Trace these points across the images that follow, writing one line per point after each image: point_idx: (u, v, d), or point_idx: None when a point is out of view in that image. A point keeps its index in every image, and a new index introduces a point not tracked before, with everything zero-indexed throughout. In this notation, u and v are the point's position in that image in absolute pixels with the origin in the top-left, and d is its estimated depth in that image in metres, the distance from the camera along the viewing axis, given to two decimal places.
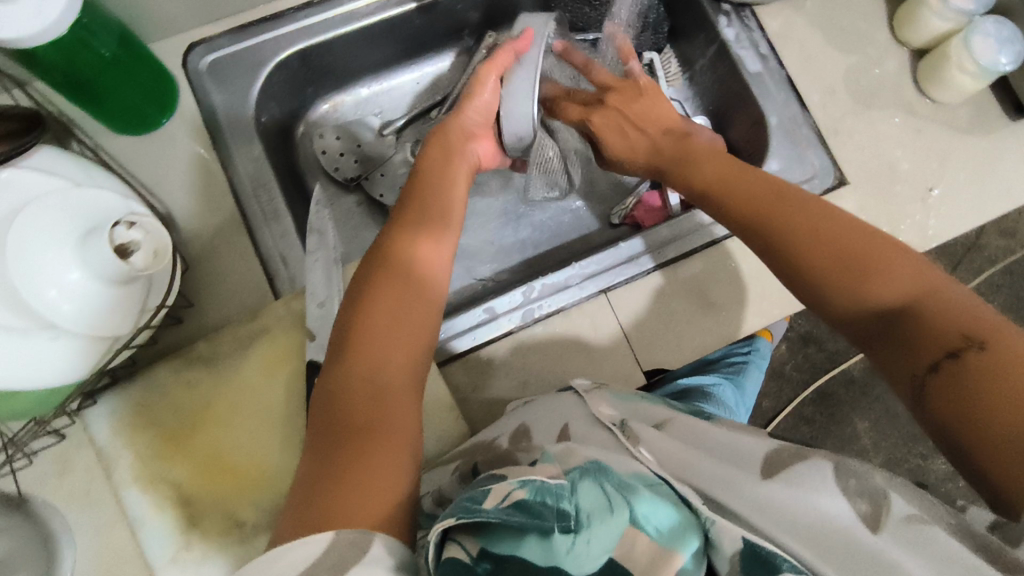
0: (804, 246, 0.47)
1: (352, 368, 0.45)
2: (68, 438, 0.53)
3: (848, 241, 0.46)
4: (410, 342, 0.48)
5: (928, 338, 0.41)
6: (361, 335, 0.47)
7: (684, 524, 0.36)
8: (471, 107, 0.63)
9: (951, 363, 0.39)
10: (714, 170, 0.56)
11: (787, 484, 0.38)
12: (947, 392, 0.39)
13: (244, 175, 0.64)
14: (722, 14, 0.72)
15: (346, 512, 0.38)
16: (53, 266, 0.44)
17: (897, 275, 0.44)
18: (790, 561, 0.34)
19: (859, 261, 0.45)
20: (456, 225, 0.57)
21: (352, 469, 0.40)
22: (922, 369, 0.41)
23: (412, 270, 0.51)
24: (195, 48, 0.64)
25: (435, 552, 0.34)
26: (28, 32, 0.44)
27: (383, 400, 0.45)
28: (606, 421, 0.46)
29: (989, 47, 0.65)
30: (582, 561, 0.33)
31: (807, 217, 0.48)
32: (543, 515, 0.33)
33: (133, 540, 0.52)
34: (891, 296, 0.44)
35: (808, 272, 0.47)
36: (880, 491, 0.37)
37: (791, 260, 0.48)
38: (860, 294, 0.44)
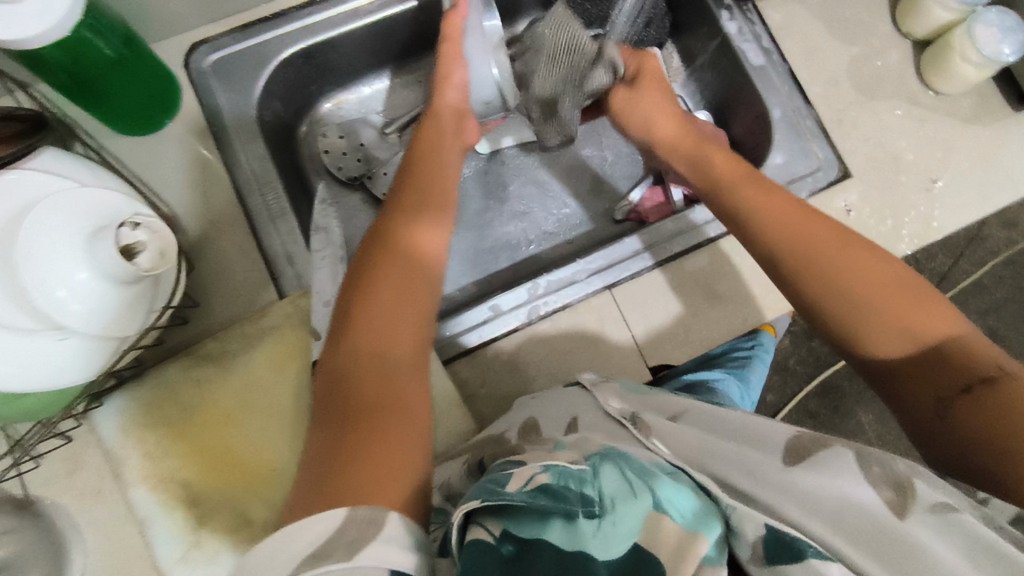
0: (836, 268, 0.47)
1: (356, 349, 0.45)
2: (76, 440, 0.53)
3: (884, 277, 0.46)
4: (413, 321, 0.48)
5: (957, 365, 0.43)
6: (362, 314, 0.47)
7: (703, 513, 0.35)
8: (451, 89, 0.65)
9: (985, 387, 0.41)
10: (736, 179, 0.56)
11: (811, 468, 0.38)
12: (974, 413, 0.41)
13: (248, 172, 0.64)
14: (724, 8, 0.72)
15: (359, 490, 0.38)
16: (61, 267, 0.44)
17: (934, 313, 0.44)
18: (814, 547, 0.34)
19: (900, 297, 0.45)
20: (452, 206, 0.59)
21: (363, 445, 0.40)
22: (950, 394, 0.42)
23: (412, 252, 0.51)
24: (199, 47, 0.64)
25: (458, 537, 0.34)
26: (32, 32, 0.44)
27: (390, 377, 0.45)
28: (616, 413, 0.46)
29: (993, 37, 0.65)
30: (610, 544, 0.33)
31: (841, 245, 0.48)
32: (566, 498, 0.34)
33: (142, 541, 0.52)
34: (929, 331, 0.44)
35: (847, 304, 0.46)
36: (905, 480, 0.36)
37: (829, 291, 0.47)
38: (890, 319, 0.45)
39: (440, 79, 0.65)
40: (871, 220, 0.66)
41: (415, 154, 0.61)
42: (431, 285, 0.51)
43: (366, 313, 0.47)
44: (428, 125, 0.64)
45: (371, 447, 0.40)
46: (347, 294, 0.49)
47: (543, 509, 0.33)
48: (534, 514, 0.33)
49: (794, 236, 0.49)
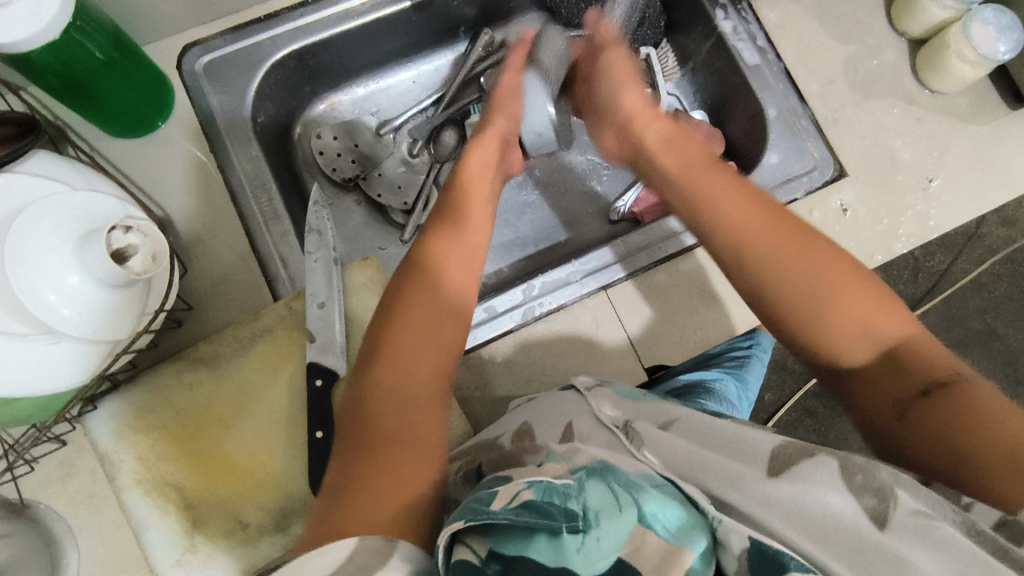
0: (802, 277, 0.46)
1: (375, 384, 0.45)
2: (69, 443, 0.53)
3: (835, 277, 0.46)
4: (439, 360, 0.48)
5: (917, 370, 0.43)
6: (390, 347, 0.47)
7: (692, 523, 0.36)
8: (503, 117, 0.63)
9: (942, 391, 0.41)
10: (704, 178, 0.54)
11: (791, 482, 0.38)
12: (934, 413, 0.41)
13: (243, 175, 0.63)
14: (719, 6, 0.72)
15: (366, 518, 0.38)
16: (52, 271, 0.44)
17: (882, 313, 0.45)
18: (797, 560, 0.33)
19: (852, 296, 0.45)
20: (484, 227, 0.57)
21: (377, 476, 0.41)
22: (907, 396, 0.42)
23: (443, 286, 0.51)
24: (191, 48, 0.64)
25: (443, 559, 0.34)
26: (23, 35, 0.44)
27: (408, 410, 0.45)
28: (609, 422, 0.46)
29: (989, 35, 0.65)
30: (592, 560, 0.33)
31: (795, 247, 0.47)
32: (550, 514, 0.33)
33: (137, 545, 0.52)
34: (879, 331, 0.44)
35: (803, 305, 0.45)
36: (887, 487, 0.36)
37: (785, 294, 0.46)
38: (856, 326, 0.44)
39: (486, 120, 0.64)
40: (866, 220, 0.66)
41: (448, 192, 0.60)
42: (460, 319, 0.50)
43: (391, 346, 0.47)
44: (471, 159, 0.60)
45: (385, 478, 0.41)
46: (375, 328, 0.49)
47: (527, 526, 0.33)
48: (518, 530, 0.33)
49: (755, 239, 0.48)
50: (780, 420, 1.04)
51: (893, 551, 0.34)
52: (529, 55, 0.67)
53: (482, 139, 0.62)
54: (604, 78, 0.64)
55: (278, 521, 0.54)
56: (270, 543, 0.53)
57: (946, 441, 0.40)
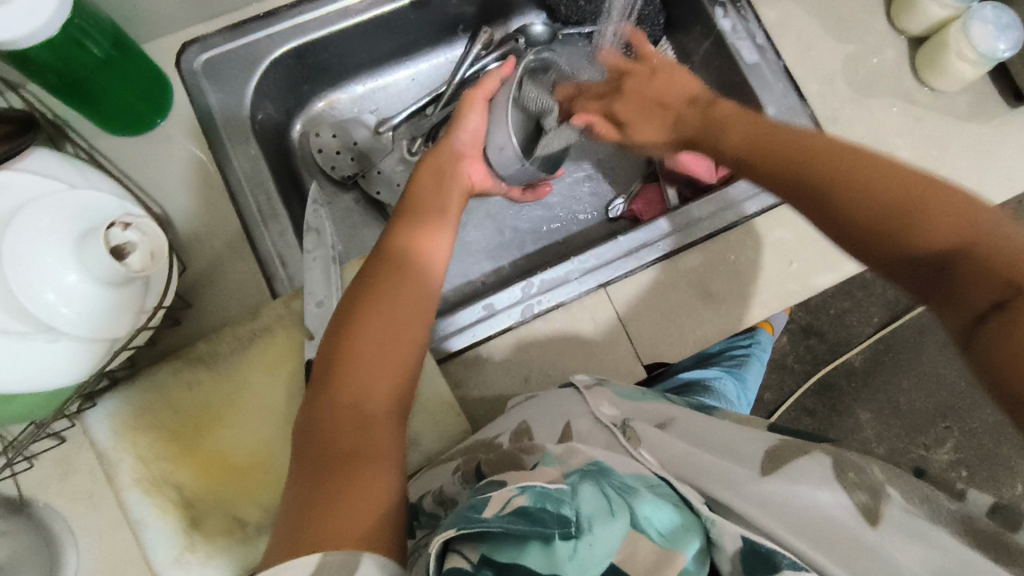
0: (847, 198, 0.45)
1: (335, 393, 0.46)
2: (69, 441, 0.53)
3: (906, 192, 0.44)
4: (400, 365, 0.48)
5: (977, 283, 0.39)
6: (346, 361, 0.47)
7: (685, 525, 0.36)
8: (461, 133, 0.62)
9: (998, 313, 0.38)
10: (743, 132, 0.54)
11: (786, 478, 0.39)
12: (989, 341, 0.38)
13: (241, 175, 0.63)
14: (718, 5, 0.72)
15: (330, 533, 0.38)
16: (50, 269, 0.44)
17: (947, 220, 0.42)
18: (789, 558, 0.34)
19: (913, 207, 0.43)
20: (450, 231, 0.57)
21: (341, 492, 0.41)
22: (976, 312, 0.39)
23: (405, 283, 0.51)
24: (189, 46, 0.64)
25: (436, 565, 0.34)
26: (21, 34, 0.44)
27: (370, 421, 0.45)
28: (607, 421, 0.47)
29: (989, 34, 0.65)
30: (586, 565, 0.33)
31: (858, 170, 0.46)
32: (543, 521, 0.33)
33: (135, 544, 0.52)
34: (947, 236, 0.41)
35: (863, 231, 0.45)
36: (879, 486, 0.38)
37: (845, 226, 0.46)
38: (905, 241, 0.43)
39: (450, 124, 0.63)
40: None
41: (419, 168, 0.61)
42: (425, 321, 0.50)
43: (351, 350, 0.47)
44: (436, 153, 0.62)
45: (345, 487, 0.41)
46: (331, 340, 0.48)
47: (520, 534, 0.33)
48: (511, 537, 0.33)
49: (804, 181, 0.48)
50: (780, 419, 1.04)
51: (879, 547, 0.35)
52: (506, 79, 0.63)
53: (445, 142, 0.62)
54: (637, 118, 0.64)
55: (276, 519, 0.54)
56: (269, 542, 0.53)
57: (993, 374, 0.37)
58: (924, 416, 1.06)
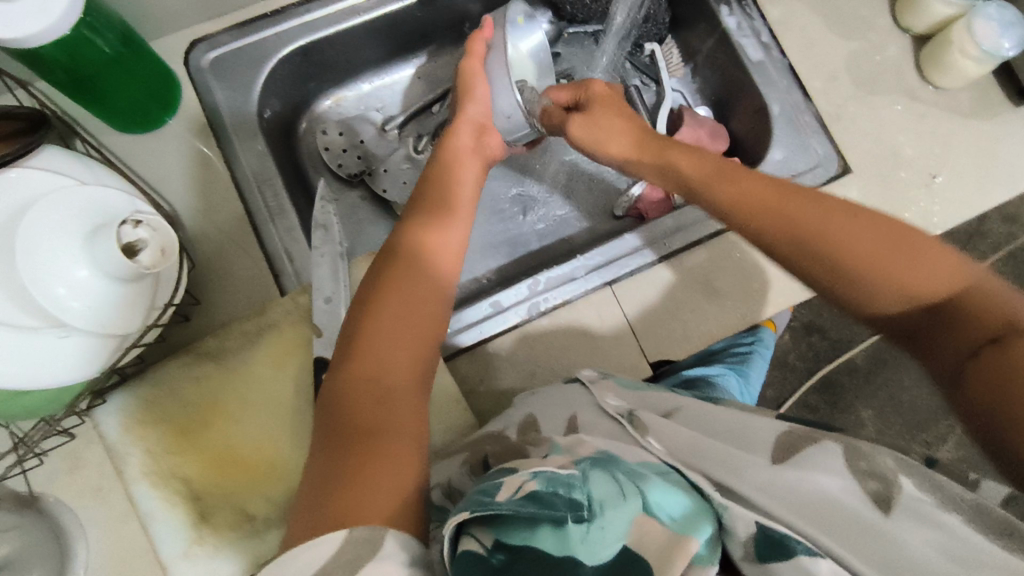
0: (837, 245, 0.44)
1: (351, 373, 0.46)
2: (78, 436, 0.54)
3: (892, 248, 0.44)
4: (417, 349, 0.49)
5: (974, 325, 0.41)
6: (368, 335, 0.48)
7: (697, 510, 0.36)
8: (474, 104, 0.63)
9: (993, 350, 0.40)
10: (710, 166, 0.52)
11: (797, 467, 0.39)
12: (981, 375, 0.40)
13: (248, 171, 0.64)
14: (723, 3, 0.72)
15: (355, 510, 0.39)
16: (63, 264, 0.44)
17: (936, 268, 0.43)
18: (803, 543, 0.35)
19: (902, 257, 0.43)
20: (466, 216, 0.58)
21: (365, 467, 0.41)
22: (966, 353, 0.41)
23: (416, 271, 0.52)
24: (198, 44, 0.64)
25: (449, 548, 0.35)
26: (29, 32, 0.44)
27: (389, 399, 0.46)
28: (613, 411, 0.47)
29: (992, 32, 0.65)
30: (597, 549, 0.34)
31: (847, 225, 0.45)
32: (554, 505, 0.34)
33: (144, 538, 0.53)
34: (937, 285, 0.42)
35: (860, 285, 0.44)
36: (890, 474, 0.38)
37: (841, 284, 0.45)
38: (898, 290, 0.43)
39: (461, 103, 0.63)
40: None
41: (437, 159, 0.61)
42: (439, 308, 0.51)
43: (367, 333, 0.48)
44: (447, 148, 0.61)
45: (368, 467, 0.41)
46: (354, 316, 0.49)
47: (531, 517, 0.34)
48: (523, 520, 0.34)
49: (797, 241, 0.46)
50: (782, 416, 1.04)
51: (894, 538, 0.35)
52: (490, 43, 0.66)
53: (458, 126, 0.62)
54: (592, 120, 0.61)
55: (284, 514, 0.54)
56: (277, 536, 0.54)
57: (991, 409, 0.39)
58: (926, 413, 1.06)
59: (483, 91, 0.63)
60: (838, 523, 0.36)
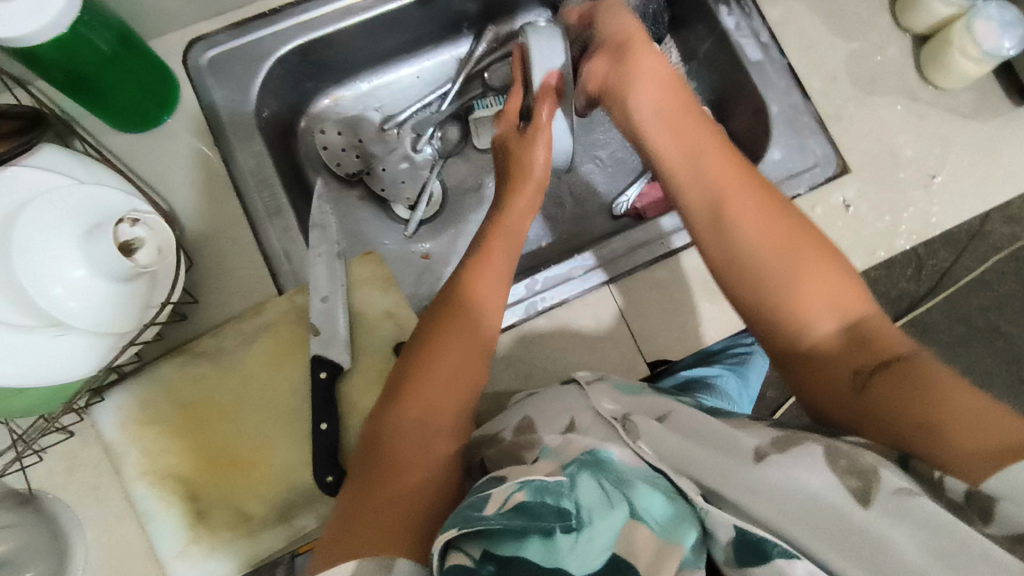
0: (761, 236, 0.50)
1: (403, 414, 0.47)
2: (76, 435, 0.54)
3: (817, 263, 0.48)
4: (464, 399, 0.49)
5: (880, 346, 0.44)
6: (417, 381, 0.49)
7: (681, 515, 0.37)
8: (533, 177, 0.62)
9: (900, 363, 0.42)
10: (658, 98, 0.59)
11: (778, 466, 0.38)
12: (891, 386, 0.41)
13: (245, 170, 0.64)
14: (722, 3, 0.72)
15: (375, 540, 0.40)
16: (59, 263, 0.44)
17: (850, 294, 0.47)
18: (779, 546, 0.34)
19: (827, 277, 0.48)
20: (511, 256, 0.58)
21: (388, 500, 0.43)
22: (867, 368, 0.43)
23: (471, 319, 0.52)
24: (196, 43, 0.64)
25: (437, 564, 0.35)
26: (29, 30, 0.45)
27: (429, 441, 0.46)
28: (607, 415, 0.47)
29: (993, 32, 0.65)
30: (586, 558, 0.34)
31: (786, 234, 0.50)
32: (542, 516, 0.35)
33: (142, 536, 0.53)
34: (846, 312, 0.46)
35: (784, 289, 0.48)
36: (870, 469, 0.37)
37: (766, 295, 0.49)
38: (815, 300, 0.47)
39: (520, 170, 0.62)
40: (868, 217, 0.66)
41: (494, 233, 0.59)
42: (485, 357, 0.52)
43: (422, 377, 0.49)
44: (506, 213, 0.61)
45: (400, 499, 0.43)
46: (406, 361, 0.50)
47: (521, 529, 0.34)
48: (513, 532, 0.34)
49: (752, 232, 0.50)
50: (783, 417, 1.04)
51: (880, 534, 0.35)
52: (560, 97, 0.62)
53: (520, 189, 0.61)
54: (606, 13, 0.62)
55: (282, 513, 0.54)
56: (274, 535, 0.54)
57: (902, 417, 0.40)
58: None
59: (544, 151, 0.62)
60: (831, 530, 0.35)
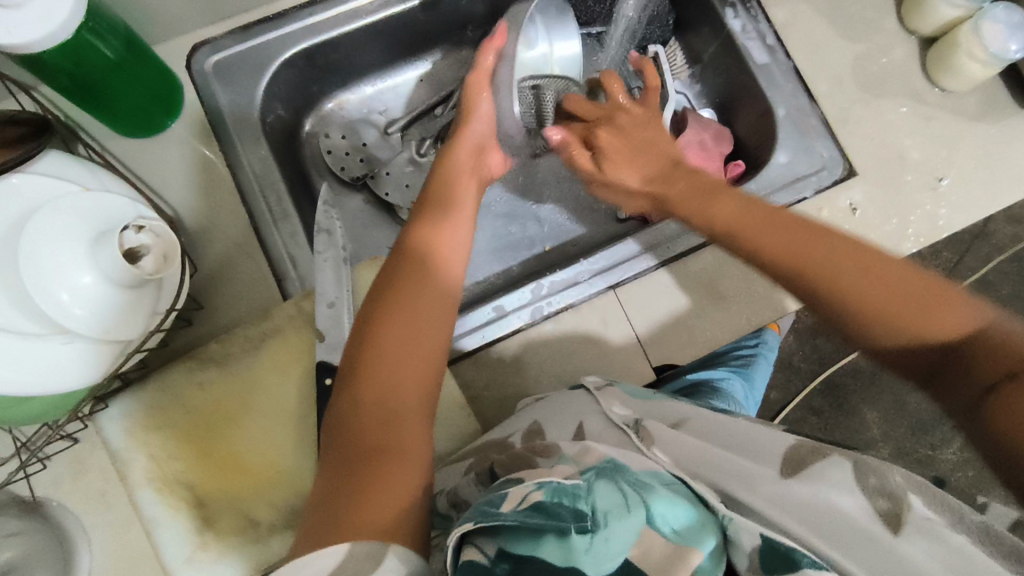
0: (828, 286, 0.45)
1: (359, 395, 0.46)
2: (81, 441, 0.54)
3: (889, 290, 0.43)
4: (428, 369, 0.48)
5: (986, 364, 0.41)
6: (374, 351, 0.47)
7: (702, 522, 0.37)
8: (478, 122, 0.65)
9: (1009, 387, 0.40)
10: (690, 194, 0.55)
11: (809, 480, 0.39)
12: (1003, 412, 0.41)
13: (251, 174, 0.63)
14: (728, 5, 0.72)
15: (357, 524, 0.39)
16: (65, 271, 0.44)
17: (952, 312, 0.42)
18: (809, 557, 0.35)
19: (909, 308, 0.43)
20: (467, 216, 0.59)
21: (369, 485, 0.42)
22: (977, 394, 0.42)
23: (425, 293, 0.50)
24: (200, 48, 0.64)
25: (453, 557, 0.34)
26: (36, 36, 0.44)
27: (394, 420, 0.45)
28: (620, 422, 0.46)
29: (1001, 34, 0.65)
30: (600, 560, 0.33)
31: (857, 271, 0.44)
32: (559, 516, 0.34)
33: (148, 543, 0.53)
34: (940, 336, 0.42)
35: (869, 325, 0.44)
36: (899, 492, 0.38)
37: (845, 329, 0.45)
38: (897, 336, 0.43)
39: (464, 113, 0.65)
40: (875, 221, 0.65)
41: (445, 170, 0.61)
42: (447, 323, 0.50)
43: (378, 359, 0.47)
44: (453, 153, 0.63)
45: (378, 483, 0.42)
46: (359, 333, 0.49)
47: (537, 528, 0.33)
48: (528, 532, 0.34)
49: (812, 288, 0.45)
50: (787, 419, 1.04)
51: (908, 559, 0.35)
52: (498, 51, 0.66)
53: (459, 145, 0.63)
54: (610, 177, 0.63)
55: (289, 519, 0.54)
56: (281, 541, 0.54)
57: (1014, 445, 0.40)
58: (931, 415, 1.06)
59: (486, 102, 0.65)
60: (861, 549, 0.36)
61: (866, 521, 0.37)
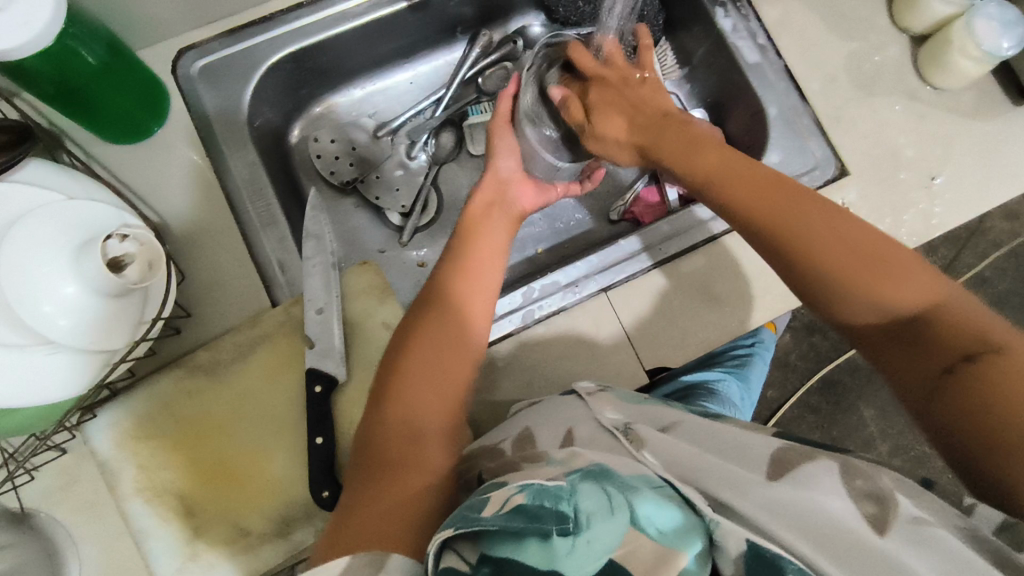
0: (799, 239, 0.44)
1: (386, 410, 0.47)
2: (70, 452, 0.53)
3: (853, 249, 0.43)
4: (451, 389, 0.49)
5: (942, 343, 0.40)
6: (402, 375, 0.49)
7: (690, 526, 0.36)
8: (502, 159, 0.64)
9: (967, 366, 0.39)
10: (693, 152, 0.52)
11: (797, 484, 0.38)
12: (955, 396, 0.39)
13: (239, 180, 0.64)
14: (719, 5, 0.71)
15: (365, 535, 0.39)
16: (49, 280, 0.44)
17: (919, 283, 0.42)
18: (796, 563, 0.34)
19: (872, 271, 0.42)
20: (501, 250, 0.59)
21: (382, 497, 0.42)
22: (935, 374, 0.40)
23: (459, 320, 0.52)
24: (186, 52, 0.63)
25: (433, 561, 0.35)
26: (17, 43, 0.44)
27: (418, 438, 0.46)
28: (609, 425, 0.46)
29: (992, 31, 0.64)
30: (583, 562, 0.33)
31: (828, 228, 0.44)
32: (541, 517, 0.33)
33: (138, 553, 0.52)
34: (901, 306, 0.42)
35: (838, 296, 0.43)
36: (887, 493, 0.38)
37: (807, 285, 0.45)
38: (861, 296, 0.43)
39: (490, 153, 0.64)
40: (869, 220, 0.65)
41: (479, 187, 0.63)
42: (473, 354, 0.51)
43: (402, 379, 0.48)
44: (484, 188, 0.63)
45: (396, 499, 0.42)
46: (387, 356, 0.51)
47: (518, 531, 0.33)
48: (509, 536, 0.33)
49: (785, 242, 0.45)
50: (784, 417, 1.04)
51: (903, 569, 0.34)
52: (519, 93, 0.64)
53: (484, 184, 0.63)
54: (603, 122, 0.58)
55: (280, 528, 0.54)
56: (273, 550, 0.53)
57: (966, 436, 0.38)
58: None
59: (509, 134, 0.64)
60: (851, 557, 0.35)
61: (855, 522, 0.36)
